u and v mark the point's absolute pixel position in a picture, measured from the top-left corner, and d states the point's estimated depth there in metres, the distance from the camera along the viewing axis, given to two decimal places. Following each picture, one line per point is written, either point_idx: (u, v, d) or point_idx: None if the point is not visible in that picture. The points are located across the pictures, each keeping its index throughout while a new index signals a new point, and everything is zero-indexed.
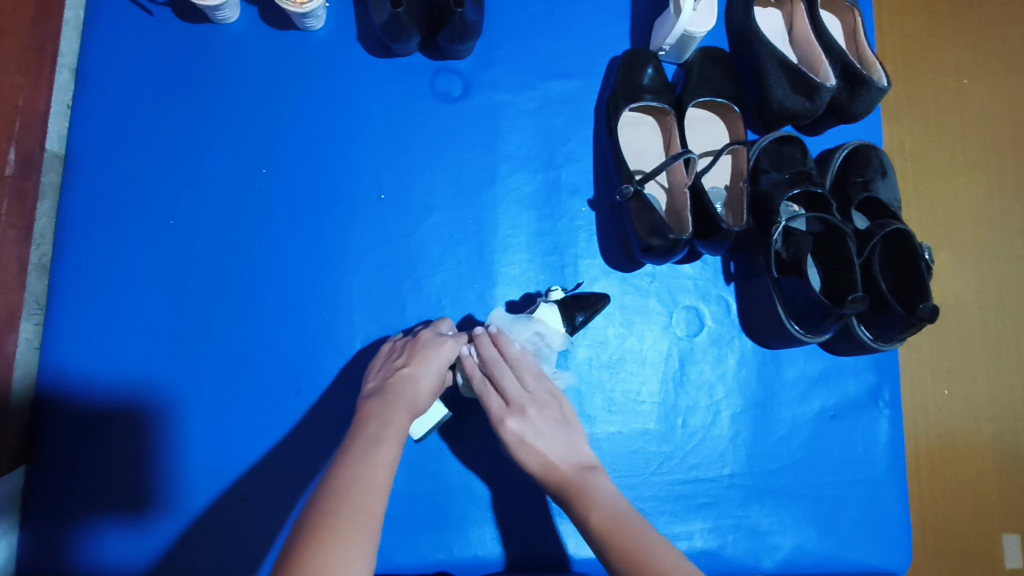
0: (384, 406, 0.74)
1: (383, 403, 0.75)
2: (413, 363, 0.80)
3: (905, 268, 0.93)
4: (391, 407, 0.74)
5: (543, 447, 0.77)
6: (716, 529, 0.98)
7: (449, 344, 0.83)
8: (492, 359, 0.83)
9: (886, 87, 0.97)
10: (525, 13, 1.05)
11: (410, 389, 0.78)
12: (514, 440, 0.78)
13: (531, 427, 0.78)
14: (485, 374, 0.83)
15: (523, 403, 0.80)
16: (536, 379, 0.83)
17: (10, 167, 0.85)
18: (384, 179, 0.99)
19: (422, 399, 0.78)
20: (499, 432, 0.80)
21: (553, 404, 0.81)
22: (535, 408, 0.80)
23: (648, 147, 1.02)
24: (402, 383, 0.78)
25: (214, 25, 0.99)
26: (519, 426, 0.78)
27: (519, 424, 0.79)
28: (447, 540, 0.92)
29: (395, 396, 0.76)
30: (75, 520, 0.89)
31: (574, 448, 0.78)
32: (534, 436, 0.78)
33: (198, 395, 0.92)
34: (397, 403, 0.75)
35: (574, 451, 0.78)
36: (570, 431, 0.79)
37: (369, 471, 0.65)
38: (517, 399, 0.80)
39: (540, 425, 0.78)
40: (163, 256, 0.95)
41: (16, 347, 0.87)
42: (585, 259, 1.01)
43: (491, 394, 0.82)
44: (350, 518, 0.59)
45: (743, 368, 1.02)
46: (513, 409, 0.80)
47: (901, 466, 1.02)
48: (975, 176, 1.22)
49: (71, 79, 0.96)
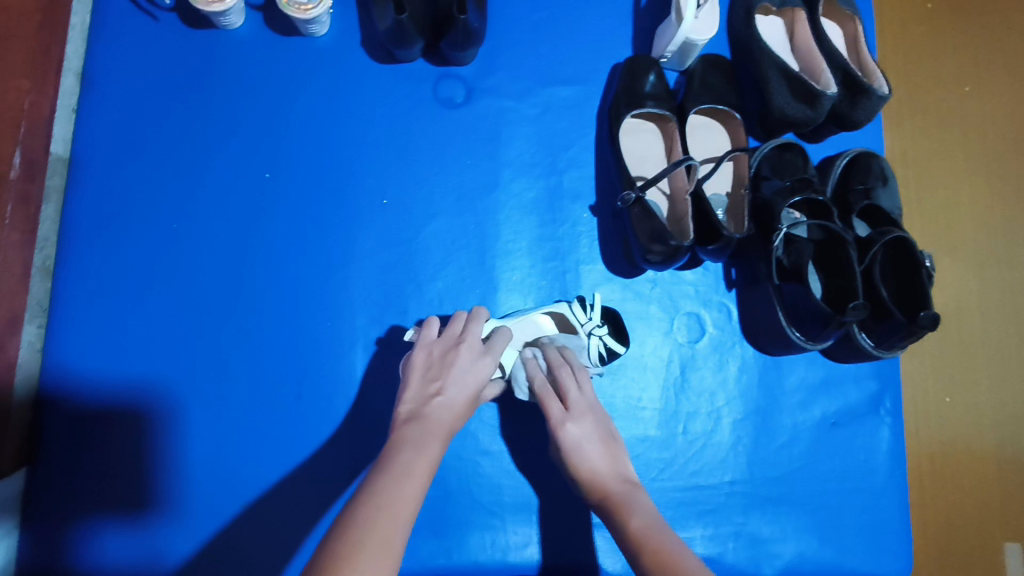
0: (419, 429, 0.71)
1: (417, 429, 0.71)
2: (450, 390, 0.75)
3: (906, 275, 0.94)
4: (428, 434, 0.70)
5: (595, 457, 0.78)
6: (717, 536, 0.97)
7: (486, 360, 0.79)
8: (563, 368, 0.84)
9: (887, 95, 0.98)
10: (529, 20, 1.06)
11: (446, 413, 0.73)
12: (570, 444, 0.78)
13: (587, 435, 0.79)
14: (556, 380, 0.84)
15: (583, 412, 0.80)
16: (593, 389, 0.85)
17: (15, 171, 0.85)
18: (386, 183, 1.00)
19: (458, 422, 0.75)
20: (556, 435, 0.79)
21: (603, 419, 0.81)
22: (591, 417, 0.80)
23: (649, 153, 1.03)
24: (439, 407, 0.73)
25: (219, 31, 1.00)
26: (580, 432, 0.79)
27: (580, 429, 0.79)
28: (448, 547, 0.92)
29: (433, 421, 0.72)
30: (76, 523, 0.88)
31: (619, 462, 0.78)
32: (587, 444, 0.78)
33: (200, 399, 0.92)
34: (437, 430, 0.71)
35: (618, 465, 0.78)
36: (615, 447, 0.79)
37: (394, 488, 0.63)
38: (576, 406, 0.81)
39: (595, 434, 0.79)
40: (166, 260, 0.95)
41: (19, 350, 0.87)
42: (586, 265, 1.01)
43: (553, 399, 0.82)
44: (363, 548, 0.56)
45: (744, 374, 1.02)
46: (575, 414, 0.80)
47: (903, 473, 1.02)
48: (977, 184, 1.22)
49: (76, 83, 0.97)
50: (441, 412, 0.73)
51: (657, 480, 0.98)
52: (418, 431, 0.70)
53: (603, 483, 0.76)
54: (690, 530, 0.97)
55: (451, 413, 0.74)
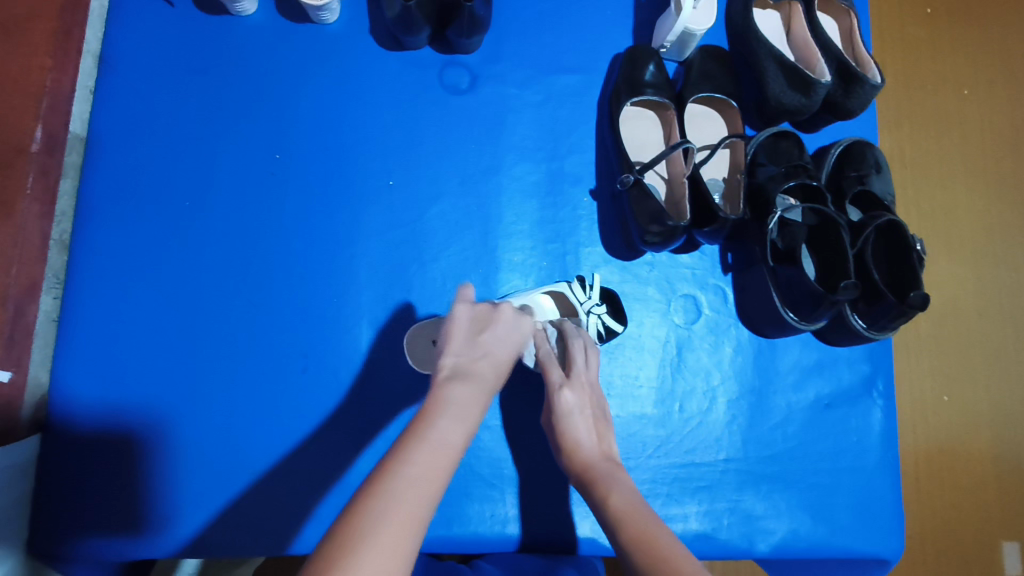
0: (461, 394, 0.67)
1: (461, 391, 0.67)
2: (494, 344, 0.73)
3: (898, 259, 0.96)
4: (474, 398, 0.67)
5: (584, 430, 0.81)
6: (711, 512, 1.00)
7: (526, 320, 0.79)
8: (574, 339, 0.88)
9: (880, 84, 1.01)
10: (533, 10, 1.09)
11: (492, 374, 0.71)
12: (564, 409, 0.82)
13: (580, 405, 0.83)
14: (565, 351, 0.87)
15: (582, 385, 0.85)
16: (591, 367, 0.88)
17: (36, 144, 0.89)
18: (393, 167, 1.03)
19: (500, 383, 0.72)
20: (553, 399, 0.83)
21: (597, 397, 0.86)
22: (588, 391, 0.85)
23: (648, 140, 1.05)
24: (486, 366, 0.71)
25: (232, 16, 1.03)
26: (575, 401, 0.83)
27: (575, 399, 0.83)
28: (448, 518, 0.94)
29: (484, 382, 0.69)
30: (86, 490, 0.90)
31: (605, 438, 0.82)
32: (579, 415, 0.82)
33: (209, 370, 0.95)
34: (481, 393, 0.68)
35: (604, 441, 0.82)
36: (603, 423, 0.84)
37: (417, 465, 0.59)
38: (578, 378, 0.85)
39: (588, 408, 0.83)
40: (177, 235, 0.98)
41: (35, 318, 0.90)
42: (586, 247, 1.04)
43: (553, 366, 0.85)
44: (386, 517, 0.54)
45: (740, 356, 1.05)
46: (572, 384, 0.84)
47: (895, 455, 1.04)
48: (969, 179, 1.25)
49: (94, 65, 1.00)
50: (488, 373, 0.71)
51: (654, 456, 1.01)
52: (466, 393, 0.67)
53: (588, 458, 0.79)
54: (685, 506, 0.99)
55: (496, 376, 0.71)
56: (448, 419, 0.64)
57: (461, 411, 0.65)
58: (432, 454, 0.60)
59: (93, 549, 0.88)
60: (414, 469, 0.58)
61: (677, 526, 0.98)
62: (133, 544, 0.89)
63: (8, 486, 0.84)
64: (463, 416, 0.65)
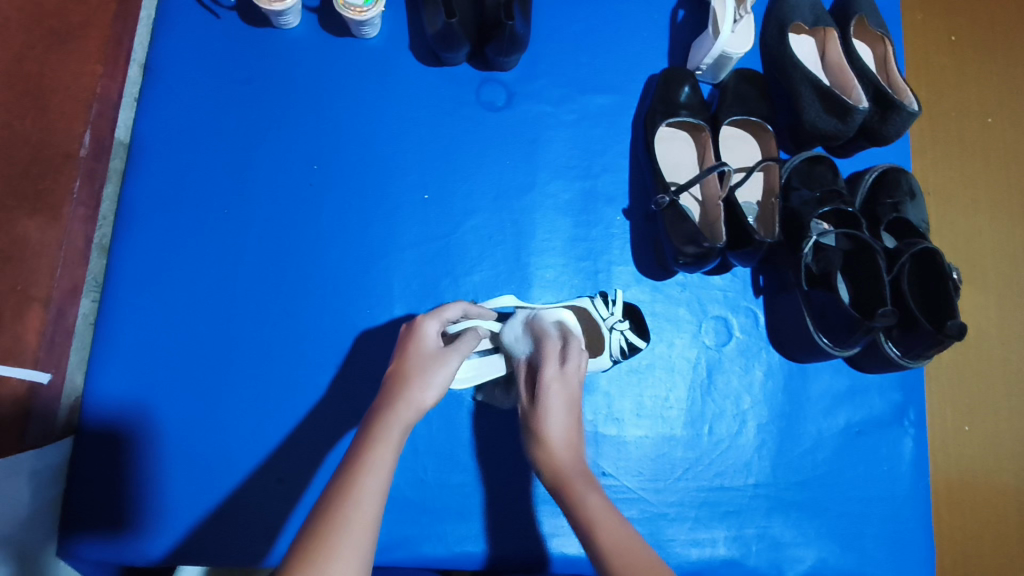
0: (376, 432, 0.67)
1: (371, 429, 0.67)
2: (402, 362, 0.76)
3: (933, 287, 0.96)
4: (387, 428, 0.67)
5: (556, 422, 0.78)
6: (740, 538, 0.98)
7: (431, 324, 0.80)
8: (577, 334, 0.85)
9: (917, 112, 1.01)
10: (570, 29, 1.10)
11: (406, 388, 0.72)
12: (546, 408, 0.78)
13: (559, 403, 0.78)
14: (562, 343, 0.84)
15: (571, 373, 0.80)
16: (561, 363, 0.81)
17: (84, 149, 0.91)
18: (428, 180, 1.03)
19: (424, 391, 0.72)
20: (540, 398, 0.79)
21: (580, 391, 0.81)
22: (577, 376, 0.81)
23: (682, 161, 1.06)
24: (401, 382, 0.73)
25: (276, 29, 1.05)
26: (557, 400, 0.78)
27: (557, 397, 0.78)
28: (473, 534, 0.93)
29: (398, 402, 0.70)
30: (116, 493, 0.90)
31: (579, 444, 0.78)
32: (555, 406, 0.78)
33: (240, 378, 0.95)
34: (387, 426, 0.67)
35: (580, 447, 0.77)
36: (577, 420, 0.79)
37: (341, 534, 0.57)
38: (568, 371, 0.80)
39: (567, 397, 0.79)
40: (214, 242, 0.99)
41: (76, 320, 0.91)
42: (618, 266, 1.04)
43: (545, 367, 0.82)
44: (334, 526, 0.57)
45: (771, 379, 1.04)
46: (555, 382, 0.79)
47: (925, 486, 1.03)
48: (997, 210, 1.24)
49: (139, 74, 1.02)
50: (401, 391, 0.71)
51: (682, 479, 1.00)
52: (373, 429, 0.67)
53: (560, 463, 0.76)
54: (712, 530, 0.98)
55: (411, 387, 0.72)
56: (365, 465, 0.63)
57: (377, 448, 0.65)
58: (353, 523, 0.58)
59: (123, 552, 0.88)
60: (339, 539, 0.56)
61: (703, 551, 0.97)
62: (161, 548, 0.89)
63: (40, 488, 0.84)
64: (380, 433, 0.67)
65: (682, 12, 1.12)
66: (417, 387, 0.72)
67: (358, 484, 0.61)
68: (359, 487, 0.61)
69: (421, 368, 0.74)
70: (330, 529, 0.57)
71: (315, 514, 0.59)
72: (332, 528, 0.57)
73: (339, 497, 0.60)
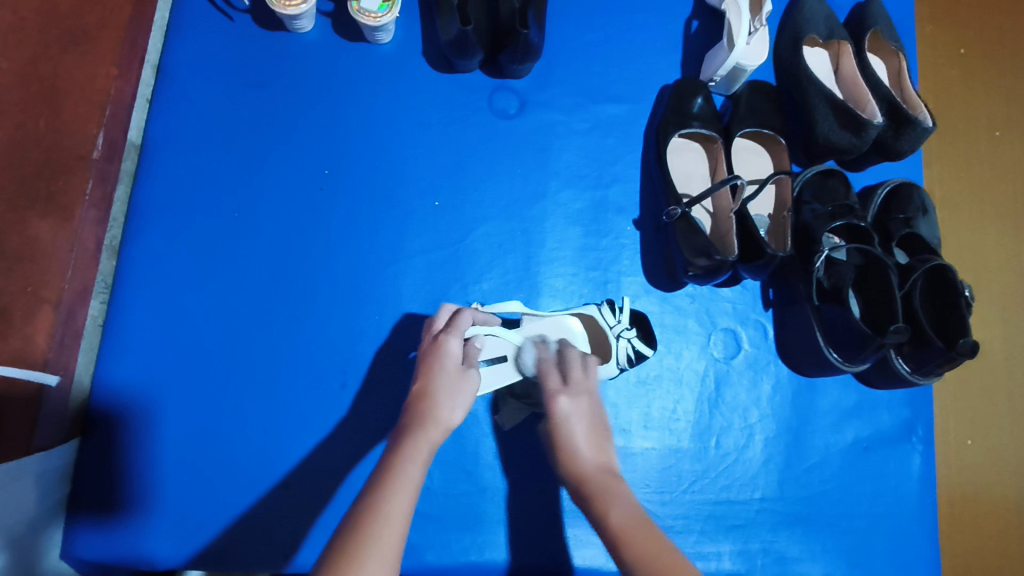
0: (403, 451, 0.67)
1: (398, 448, 0.68)
2: (424, 379, 0.75)
3: (944, 305, 0.95)
4: (414, 446, 0.68)
5: (580, 437, 0.76)
6: (746, 552, 0.98)
7: (452, 340, 0.78)
8: (572, 349, 0.85)
9: (931, 128, 1.01)
10: (583, 38, 1.10)
11: (430, 406, 0.72)
12: (560, 418, 0.76)
13: (578, 411, 0.77)
14: (563, 361, 0.83)
15: (580, 384, 0.80)
16: (582, 371, 0.82)
17: (97, 151, 0.91)
18: (437, 187, 1.03)
19: (451, 407, 0.72)
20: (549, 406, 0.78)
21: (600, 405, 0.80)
22: (589, 390, 0.80)
23: (694, 172, 1.05)
24: (424, 400, 0.72)
25: (290, 33, 1.04)
26: (569, 407, 0.77)
27: (570, 404, 0.77)
28: (478, 543, 0.93)
29: (425, 421, 0.70)
30: (122, 495, 0.90)
31: (605, 452, 0.75)
32: (578, 430, 0.76)
33: (248, 382, 0.95)
34: (413, 444, 0.68)
35: (603, 454, 0.75)
36: (602, 435, 0.77)
37: (369, 554, 0.57)
38: (577, 386, 0.80)
39: (586, 413, 0.77)
40: (225, 246, 0.98)
41: (85, 322, 0.91)
42: (627, 276, 1.04)
43: (551, 374, 0.81)
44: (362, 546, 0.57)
45: (779, 394, 1.04)
46: (567, 388, 0.79)
47: (932, 503, 1.02)
48: (1006, 226, 1.23)
49: (152, 75, 1.02)
50: (427, 409, 0.71)
51: (689, 491, 0.99)
52: (401, 448, 0.67)
53: (584, 471, 0.73)
54: (718, 544, 0.98)
55: (436, 405, 0.72)
56: (394, 480, 0.63)
57: (404, 466, 0.65)
58: (383, 538, 0.58)
59: (125, 555, 0.88)
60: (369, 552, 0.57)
61: (709, 565, 0.97)
62: (164, 552, 0.88)
63: (46, 489, 0.84)
64: (406, 452, 0.67)
65: (696, 23, 1.12)
66: (441, 405, 0.72)
67: (386, 502, 0.61)
68: (385, 501, 0.61)
69: (445, 386, 0.74)
70: (359, 543, 0.57)
71: (346, 525, 0.60)
72: (362, 542, 0.58)
73: (368, 516, 0.60)
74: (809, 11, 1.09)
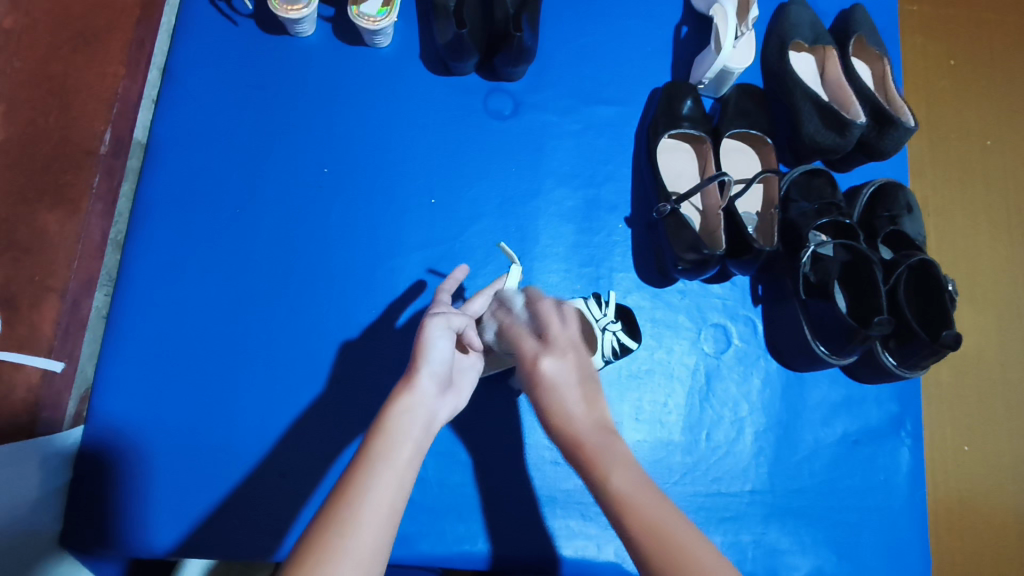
0: (391, 428, 0.62)
1: (385, 422, 0.63)
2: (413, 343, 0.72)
3: (928, 299, 0.97)
4: (401, 422, 0.63)
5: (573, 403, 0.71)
6: (736, 544, 0.99)
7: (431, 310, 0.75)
8: (546, 305, 0.81)
9: (913, 127, 1.04)
10: (577, 43, 1.13)
11: (408, 379, 0.66)
12: (547, 384, 0.72)
13: (565, 373, 0.73)
14: (533, 321, 0.79)
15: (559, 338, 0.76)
16: (561, 326, 0.78)
17: (104, 147, 0.94)
18: (435, 186, 1.06)
19: (420, 373, 0.67)
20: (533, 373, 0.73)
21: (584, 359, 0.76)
22: (567, 342, 0.76)
23: (684, 171, 1.08)
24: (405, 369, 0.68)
25: (292, 37, 1.08)
26: (556, 366, 0.73)
27: (557, 362, 0.73)
28: (471, 534, 0.94)
29: (401, 392, 0.66)
30: (122, 483, 0.92)
31: (597, 407, 0.71)
32: (569, 389, 0.72)
33: (246, 373, 0.97)
34: (391, 421, 0.63)
35: (597, 409, 0.71)
36: (594, 389, 0.72)
37: (355, 530, 0.54)
38: (556, 345, 0.75)
39: (575, 375, 0.73)
40: (226, 241, 1.01)
41: (90, 311, 0.93)
42: (619, 272, 1.06)
43: (526, 336, 0.78)
44: (349, 522, 0.54)
45: (768, 388, 1.06)
46: (549, 349, 0.74)
47: (922, 495, 1.04)
48: (995, 232, 1.26)
49: (158, 78, 1.06)
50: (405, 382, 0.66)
51: (681, 483, 1.00)
52: (384, 424, 0.63)
53: (579, 429, 0.69)
54: (710, 535, 0.99)
55: (413, 376, 0.66)
56: (384, 457, 0.60)
57: (397, 444, 0.61)
58: (368, 515, 0.55)
59: (124, 542, 0.89)
60: (355, 535, 0.53)
61: None
62: (163, 539, 0.90)
63: (48, 473, 0.86)
64: (394, 430, 0.62)
65: (685, 29, 1.16)
66: (413, 371, 0.67)
67: (375, 476, 0.58)
68: (371, 481, 0.57)
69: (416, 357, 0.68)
70: (340, 519, 0.54)
71: (331, 497, 0.56)
72: (347, 520, 0.54)
73: (357, 490, 0.57)
74: (794, 17, 1.13)
